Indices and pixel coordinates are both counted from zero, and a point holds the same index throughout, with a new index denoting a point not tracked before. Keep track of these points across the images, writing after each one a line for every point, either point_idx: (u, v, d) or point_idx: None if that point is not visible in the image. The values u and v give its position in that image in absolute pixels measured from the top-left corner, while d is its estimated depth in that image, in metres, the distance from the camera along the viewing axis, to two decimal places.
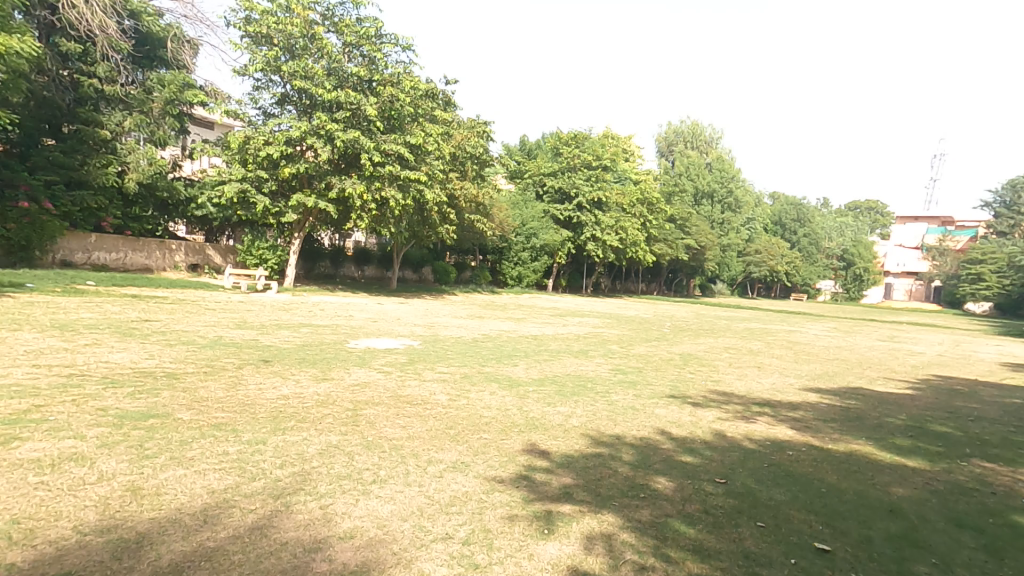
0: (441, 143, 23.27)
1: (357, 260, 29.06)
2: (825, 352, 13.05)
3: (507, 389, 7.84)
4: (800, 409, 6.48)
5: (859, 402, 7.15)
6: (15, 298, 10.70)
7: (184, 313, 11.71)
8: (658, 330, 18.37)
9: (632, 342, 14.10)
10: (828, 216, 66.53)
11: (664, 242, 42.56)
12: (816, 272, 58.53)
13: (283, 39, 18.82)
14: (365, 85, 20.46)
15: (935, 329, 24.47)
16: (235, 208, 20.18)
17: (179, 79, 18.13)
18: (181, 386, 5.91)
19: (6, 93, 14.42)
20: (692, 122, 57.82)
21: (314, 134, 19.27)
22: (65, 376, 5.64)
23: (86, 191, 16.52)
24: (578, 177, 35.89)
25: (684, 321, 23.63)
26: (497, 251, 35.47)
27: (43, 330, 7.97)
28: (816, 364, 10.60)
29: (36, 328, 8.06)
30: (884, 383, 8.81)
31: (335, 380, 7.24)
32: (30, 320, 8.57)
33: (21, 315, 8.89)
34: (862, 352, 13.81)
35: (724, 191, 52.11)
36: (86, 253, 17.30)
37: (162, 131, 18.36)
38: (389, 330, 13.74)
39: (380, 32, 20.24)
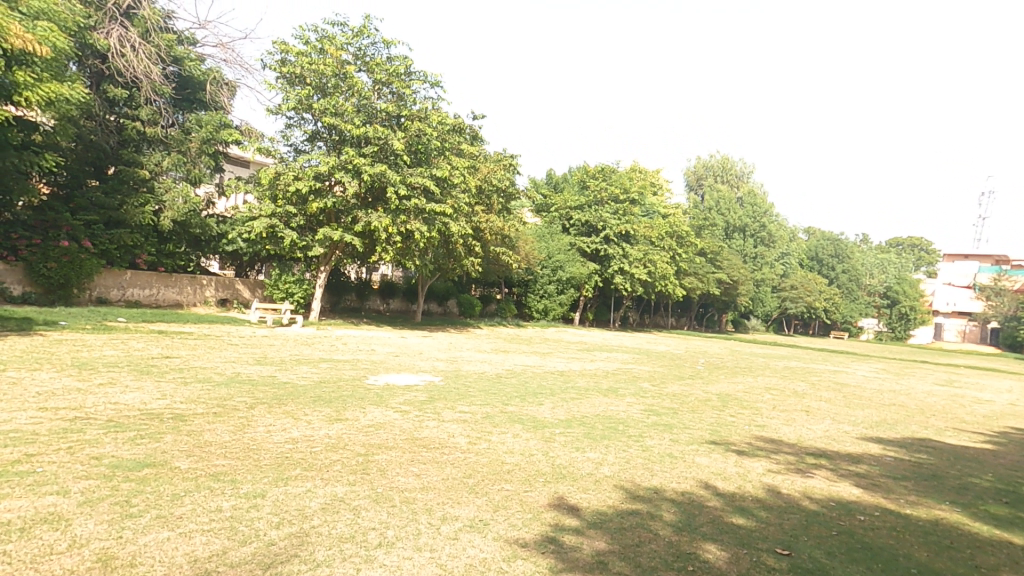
0: (468, 176, 23.37)
1: (383, 293, 29.07)
2: (876, 397, 12.14)
3: (531, 432, 7.29)
4: (863, 465, 5.79)
5: (933, 459, 6.37)
6: (42, 336, 10.70)
7: (205, 350, 11.53)
8: (691, 367, 17.55)
9: (663, 380, 13.38)
10: (867, 251, 64.55)
11: (695, 276, 41.66)
12: (859, 310, 56.71)
13: (315, 79, 19.29)
14: (393, 120, 20.79)
15: (994, 374, 22.89)
16: (264, 243, 20.40)
17: (217, 120, 18.50)
18: (187, 429, 5.57)
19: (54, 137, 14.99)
20: (722, 156, 57.41)
21: (342, 168, 19.54)
22: (68, 420, 5.38)
23: (124, 229, 16.86)
24: (605, 211, 35.66)
25: (718, 357, 22.67)
26: (523, 284, 35.16)
27: (61, 369, 7.83)
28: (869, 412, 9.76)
29: (54, 367, 7.92)
30: (953, 435, 7.97)
31: (348, 421, 6.82)
32: (50, 359, 8.46)
33: (44, 354, 8.82)
34: (919, 399, 12.80)
35: (756, 225, 51.29)
36: (121, 290, 17.58)
37: (198, 169, 18.56)
38: (410, 364, 13.41)
39: (408, 69, 20.64)
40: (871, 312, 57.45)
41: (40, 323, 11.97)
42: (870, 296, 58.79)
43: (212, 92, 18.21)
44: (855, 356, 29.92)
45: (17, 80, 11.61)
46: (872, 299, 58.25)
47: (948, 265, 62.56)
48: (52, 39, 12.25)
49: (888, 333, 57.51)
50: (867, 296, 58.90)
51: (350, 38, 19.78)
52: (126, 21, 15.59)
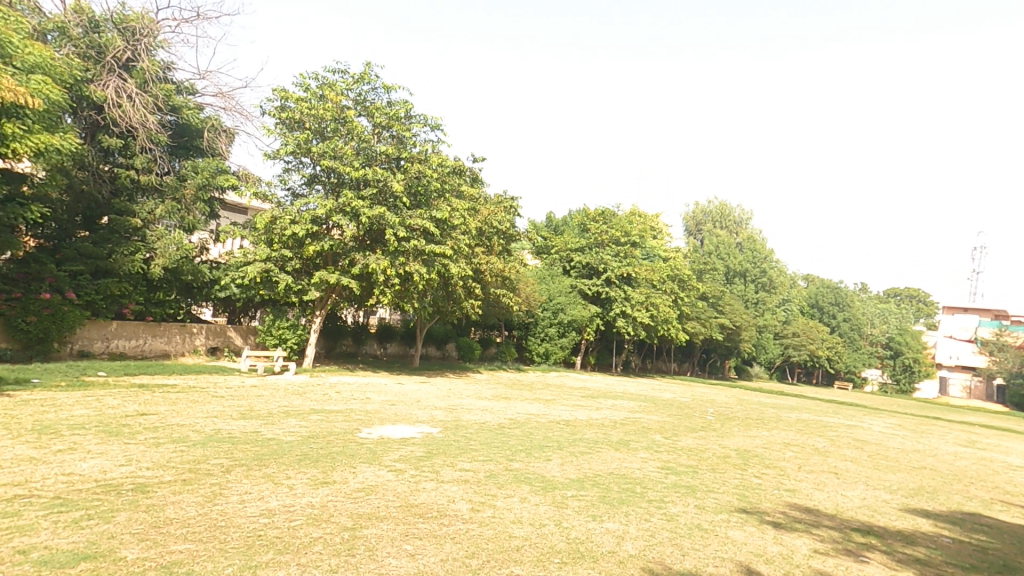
0: (468, 218, 23.14)
1: (380, 337, 28.42)
2: (904, 460, 11.50)
3: (541, 494, 6.54)
4: (920, 549, 5.42)
5: (994, 543, 5.97)
6: (8, 395, 9.96)
7: (187, 404, 10.80)
8: (702, 418, 16.74)
9: (675, 432, 12.61)
10: (868, 300, 64.44)
11: (697, 320, 41.09)
12: (862, 360, 55.67)
13: (315, 123, 19.22)
14: (393, 163, 20.73)
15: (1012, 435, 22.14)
16: (258, 288, 19.92)
17: (213, 166, 18.32)
18: (146, 507, 4.88)
19: (45, 188, 14.77)
20: (720, 202, 57.95)
21: (340, 211, 19.28)
22: (6, 501, 4.68)
23: (112, 279, 16.48)
24: (606, 253, 35.53)
25: (727, 406, 21.82)
26: (523, 326, 34.53)
27: (19, 435, 7.11)
28: (903, 479, 9.25)
29: (12, 433, 7.20)
30: (1003, 512, 7.54)
31: (336, 484, 6.15)
32: (9, 425, 7.72)
33: (5, 418, 8.10)
34: (946, 460, 12.14)
35: (757, 271, 51.40)
36: (105, 341, 16.95)
37: (193, 216, 18.24)
38: (408, 414, 12.64)
39: (408, 113, 20.66)
40: (874, 364, 56.38)
41: (10, 382, 11.22)
42: (872, 346, 57.94)
43: (209, 139, 18.31)
44: (866, 410, 28.96)
45: (7, 133, 11.45)
46: (875, 349, 57.29)
47: (948, 320, 61.99)
48: (45, 91, 12.21)
49: (894, 386, 56.11)
50: (869, 345, 57.94)
51: (351, 84, 19.88)
52: (124, 73, 15.67)
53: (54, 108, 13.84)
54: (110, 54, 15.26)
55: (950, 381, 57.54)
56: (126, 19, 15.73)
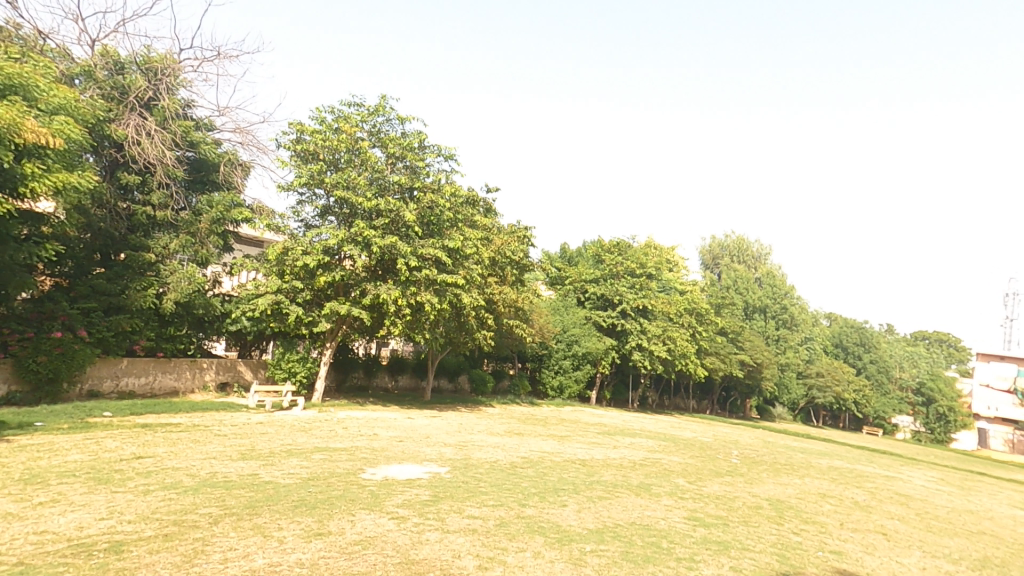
0: (481, 248, 22.88)
1: (391, 369, 27.92)
2: (957, 523, 10.82)
3: (555, 548, 5.95)
4: None
5: None
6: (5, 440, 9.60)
7: (187, 445, 10.37)
8: (724, 458, 15.88)
9: (699, 476, 11.84)
10: (895, 343, 62.69)
11: (716, 355, 40.04)
12: (891, 406, 53.67)
13: (329, 154, 19.28)
14: (406, 193, 20.68)
15: None
16: (268, 320, 19.71)
17: (229, 200, 18.29)
18: (119, 575, 4.39)
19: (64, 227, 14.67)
20: (737, 236, 57.38)
21: (352, 241, 19.15)
22: None
23: (124, 315, 16.24)
24: (621, 285, 34.99)
25: (750, 447, 20.82)
26: (537, 359, 33.83)
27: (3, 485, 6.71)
28: (958, 548, 8.65)
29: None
30: None
31: (330, 536, 5.71)
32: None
33: None
34: (1003, 527, 11.41)
35: (777, 306, 50.44)
36: (115, 380, 16.59)
37: (207, 250, 18.12)
38: (415, 451, 12.08)
39: (421, 143, 20.72)
40: (904, 410, 54.41)
41: (12, 427, 10.86)
42: (902, 392, 55.88)
43: (225, 173, 18.38)
44: (899, 458, 27.55)
45: (25, 171, 11.32)
46: (905, 395, 55.36)
47: (983, 366, 58.74)
48: (67, 131, 12.10)
49: (929, 435, 53.69)
50: (899, 391, 55.98)
51: (365, 115, 20.02)
52: (145, 112, 15.82)
53: (75, 147, 13.86)
54: (133, 94, 15.45)
55: (990, 433, 55.77)
56: (150, 60, 15.93)
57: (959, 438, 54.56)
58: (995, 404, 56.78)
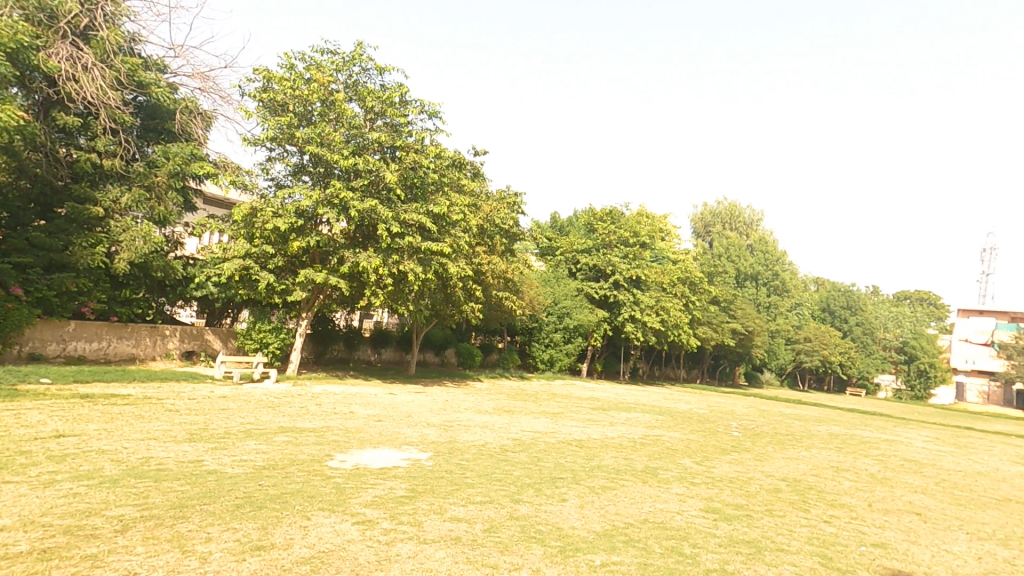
0: (469, 214, 21.41)
1: (374, 342, 26.66)
2: (983, 493, 9.88)
3: (558, 562, 4.76)
4: None
5: None
6: None
7: (128, 422, 9.06)
8: (726, 433, 14.99)
9: (706, 455, 10.80)
10: (882, 306, 62.46)
11: (708, 325, 39.28)
12: (875, 366, 53.60)
13: (300, 107, 17.51)
14: (386, 152, 19.10)
15: None
16: (237, 287, 18.30)
17: (188, 151, 16.82)
18: None
19: None
20: (730, 202, 56.31)
21: (327, 203, 17.61)
22: None
23: (68, 274, 14.79)
24: (614, 255, 33.85)
25: (748, 419, 19.98)
26: (526, 331, 32.72)
27: None
28: (1003, 526, 7.63)
29: None
30: None
31: (271, 551, 4.46)
32: None
33: None
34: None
35: (769, 274, 50.03)
36: (61, 343, 15.27)
37: (166, 207, 16.61)
38: (396, 432, 10.88)
39: (403, 98, 19.03)
40: (889, 368, 54.13)
41: None
42: (886, 351, 55.84)
43: (183, 124, 16.64)
44: (889, 418, 27.07)
45: None
46: (889, 354, 55.28)
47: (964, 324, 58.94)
48: None
49: (909, 393, 53.87)
50: (883, 351, 55.94)
51: (341, 65, 18.24)
52: (80, 42, 14.00)
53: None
54: (65, 20, 13.68)
55: (967, 387, 56.26)
56: None
57: (939, 394, 54.91)
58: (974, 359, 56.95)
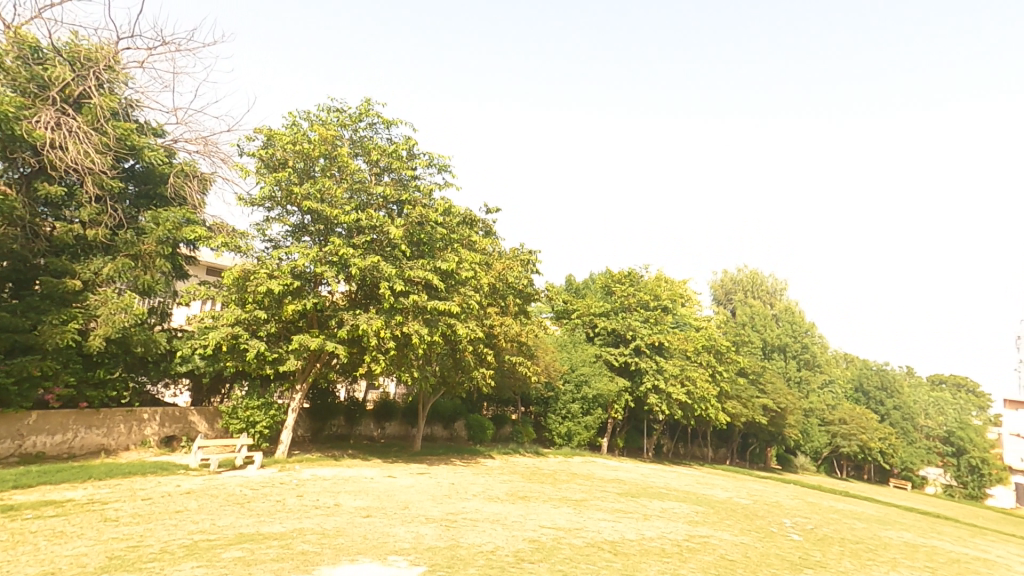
0: (479, 272, 20.12)
1: (377, 416, 24.62)
2: None
3: None
4: None
5: None
6: None
7: (40, 548, 7.19)
8: (785, 539, 12.56)
9: (776, 574, 8.47)
10: (919, 390, 59.38)
11: (737, 399, 36.75)
12: (919, 456, 49.72)
13: (302, 163, 16.65)
14: (390, 208, 18.12)
15: None
16: (225, 357, 16.63)
17: (179, 216, 15.56)
18: None
19: None
20: (751, 270, 55.24)
21: (326, 262, 16.31)
22: None
23: (34, 355, 13.36)
24: (633, 319, 32.10)
25: (801, 516, 17.28)
26: (541, 402, 30.50)
27: None
28: None
29: None
30: None
31: None
32: None
33: None
34: None
35: (798, 345, 48.16)
36: (16, 440, 13.35)
37: (152, 276, 15.21)
38: (384, 533, 8.82)
39: (410, 151, 18.29)
40: (934, 461, 50.28)
41: None
42: (930, 441, 51.84)
43: (176, 185, 15.80)
44: (956, 522, 23.76)
45: None
46: (933, 444, 51.17)
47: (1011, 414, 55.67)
48: None
49: (961, 489, 48.83)
50: (926, 440, 52.02)
51: (347, 120, 17.57)
52: (70, 108, 13.25)
53: None
54: (56, 88, 12.97)
55: None
56: (77, 48, 13.65)
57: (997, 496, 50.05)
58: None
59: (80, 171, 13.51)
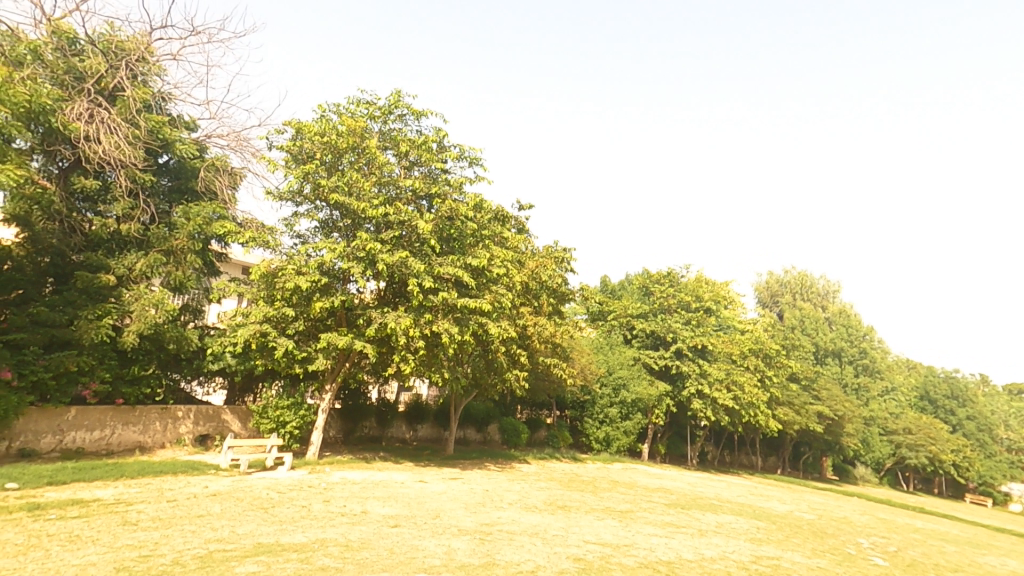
0: (512, 271, 19.31)
1: (409, 418, 24.01)
2: None
3: None
4: None
5: None
6: None
7: (46, 551, 6.53)
8: (861, 567, 11.16)
9: None
10: (994, 401, 55.74)
11: (789, 405, 34.85)
12: (999, 470, 46.54)
13: (330, 156, 16.09)
14: (419, 203, 17.49)
15: None
16: (255, 356, 16.16)
17: (210, 211, 15.13)
18: None
19: None
20: (799, 270, 52.82)
21: (354, 257, 15.75)
22: None
23: (70, 351, 13.00)
24: (674, 321, 30.70)
25: (873, 536, 15.68)
26: (577, 406, 29.34)
27: None
28: None
29: None
30: None
31: None
32: None
33: None
34: None
35: (854, 349, 46.05)
36: (57, 435, 13.16)
37: (184, 272, 14.80)
38: (413, 547, 7.96)
39: (440, 144, 17.59)
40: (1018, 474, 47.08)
41: None
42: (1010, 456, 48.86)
43: (206, 181, 15.40)
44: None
45: None
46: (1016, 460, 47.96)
47: None
48: None
49: None
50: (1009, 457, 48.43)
51: (376, 112, 16.92)
52: (104, 100, 13.00)
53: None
54: (90, 79, 12.73)
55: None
56: (112, 39, 13.36)
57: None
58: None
59: (115, 163, 13.17)
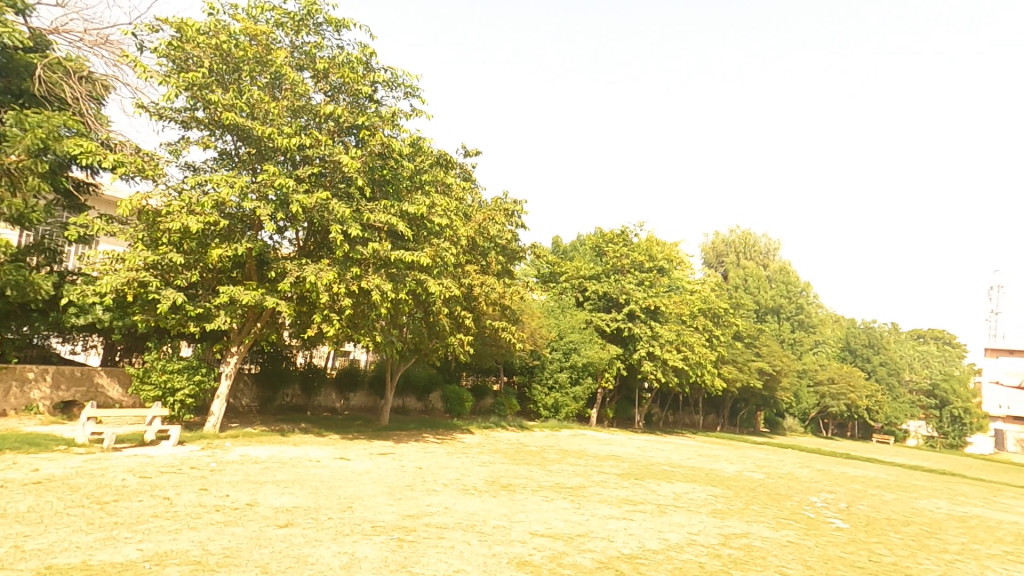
0: (458, 224, 17.06)
1: (340, 385, 21.66)
2: None
3: None
4: None
5: None
6: None
7: None
8: (831, 536, 9.91)
9: None
10: (902, 343, 59.85)
11: (733, 363, 34.88)
12: (904, 410, 50.24)
13: (225, 69, 13.13)
14: (345, 138, 14.73)
15: None
16: (134, 311, 13.24)
17: (58, 123, 11.86)
18: None
19: None
20: (745, 230, 52.96)
21: (262, 197, 12.93)
22: None
23: None
24: (628, 281, 29.41)
25: (826, 494, 14.93)
26: (526, 372, 27.49)
27: None
28: None
29: None
30: None
31: None
32: None
33: None
34: None
35: (792, 306, 47.15)
36: None
37: (26, 200, 11.62)
38: (296, 559, 5.83)
39: (368, 66, 14.81)
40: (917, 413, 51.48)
41: None
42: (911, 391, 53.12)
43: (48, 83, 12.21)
44: (966, 479, 22.18)
45: None
46: (917, 398, 52.37)
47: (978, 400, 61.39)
48: None
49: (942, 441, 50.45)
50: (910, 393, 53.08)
51: (287, 23, 13.90)
52: None
53: None
54: None
55: (1007, 437, 60.61)
56: None
57: (976, 443, 50.82)
58: (1008, 403, 62.38)
59: None
